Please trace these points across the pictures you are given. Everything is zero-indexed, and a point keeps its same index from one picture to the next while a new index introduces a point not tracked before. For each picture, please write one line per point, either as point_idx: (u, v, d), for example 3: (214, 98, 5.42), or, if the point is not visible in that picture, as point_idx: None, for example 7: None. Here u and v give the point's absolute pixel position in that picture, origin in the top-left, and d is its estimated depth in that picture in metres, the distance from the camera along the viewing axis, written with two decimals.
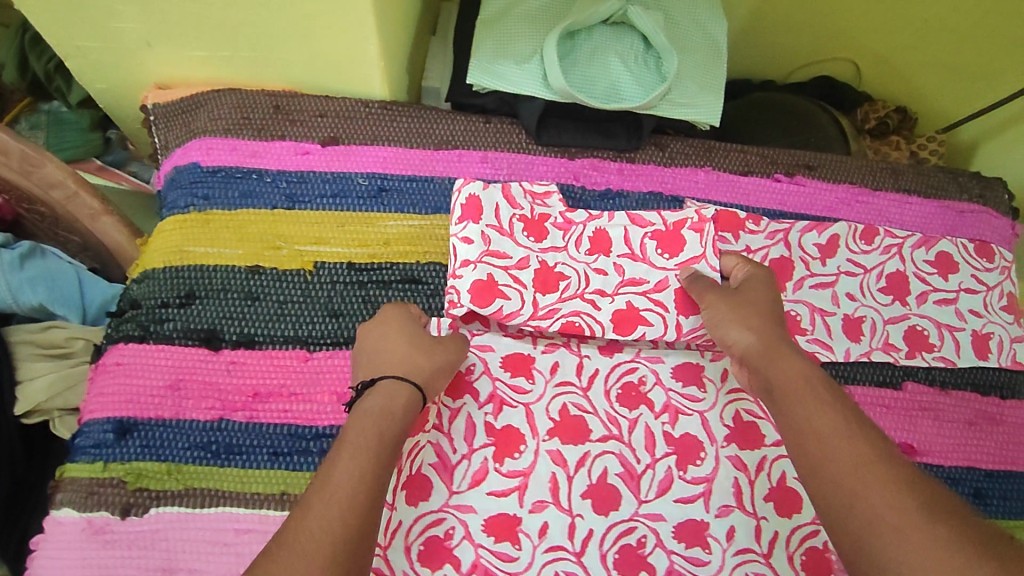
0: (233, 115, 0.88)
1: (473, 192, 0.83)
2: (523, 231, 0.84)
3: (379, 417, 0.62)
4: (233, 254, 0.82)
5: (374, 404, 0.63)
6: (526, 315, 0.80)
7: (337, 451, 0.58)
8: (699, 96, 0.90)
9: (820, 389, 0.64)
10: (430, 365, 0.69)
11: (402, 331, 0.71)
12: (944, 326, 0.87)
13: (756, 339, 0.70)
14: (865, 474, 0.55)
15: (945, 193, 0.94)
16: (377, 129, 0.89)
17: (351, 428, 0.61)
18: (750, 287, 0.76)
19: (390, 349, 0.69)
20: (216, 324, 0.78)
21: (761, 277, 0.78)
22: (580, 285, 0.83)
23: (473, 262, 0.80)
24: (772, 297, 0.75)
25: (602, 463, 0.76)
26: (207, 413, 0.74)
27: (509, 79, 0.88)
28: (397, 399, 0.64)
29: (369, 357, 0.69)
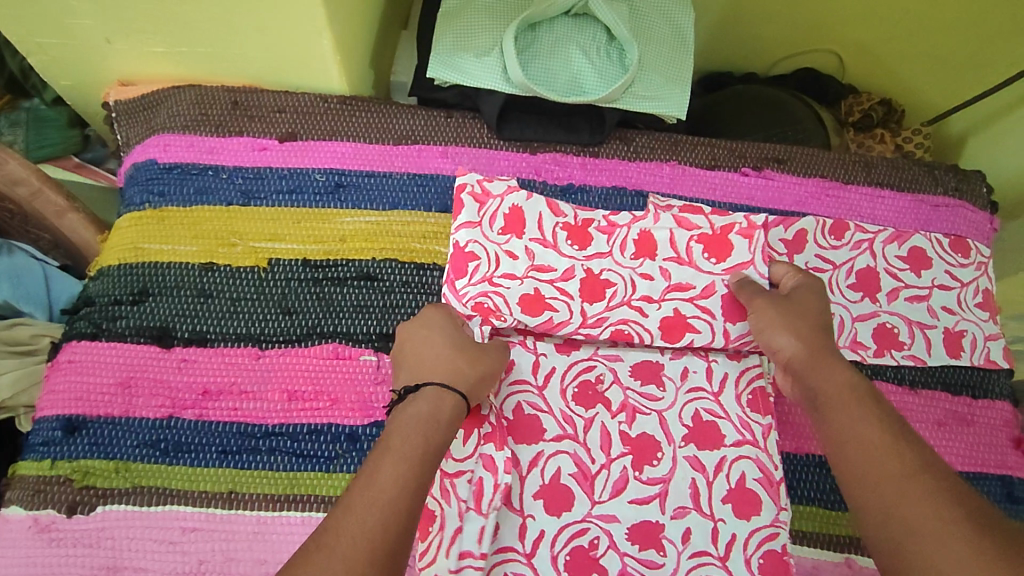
0: (191, 111, 0.88)
1: (516, 203, 0.83)
2: (567, 240, 0.83)
3: (424, 422, 0.61)
4: (188, 251, 0.82)
5: (421, 408, 0.63)
6: (576, 325, 0.79)
7: (380, 453, 0.58)
8: (664, 89, 0.89)
9: (871, 402, 0.64)
10: (474, 371, 0.68)
11: (446, 335, 0.71)
12: (915, 324, 0.84)
13: (807, 351, 0.70)
14: (910, 485, 0.55)
15: (919, 186, 0.92)
16: (336, 124, 0.88)
17: (394, 432, 0.60)
18: (802, 293, 0.75)
19: (434, 353, 0.69)
20: (169, 321, 0.78)
21: (813, 284, 0.77)
22: (627, 291, 0.81)
23: (519, 277, 0.80)
24: (822, 307, 0.75)
25: (555, 463, 0.74)
26: (157, 412, 0.74)
27: (468, 72, 0.86)
28: (440, 403, 0.63)
29: (412, 360, 0.69)
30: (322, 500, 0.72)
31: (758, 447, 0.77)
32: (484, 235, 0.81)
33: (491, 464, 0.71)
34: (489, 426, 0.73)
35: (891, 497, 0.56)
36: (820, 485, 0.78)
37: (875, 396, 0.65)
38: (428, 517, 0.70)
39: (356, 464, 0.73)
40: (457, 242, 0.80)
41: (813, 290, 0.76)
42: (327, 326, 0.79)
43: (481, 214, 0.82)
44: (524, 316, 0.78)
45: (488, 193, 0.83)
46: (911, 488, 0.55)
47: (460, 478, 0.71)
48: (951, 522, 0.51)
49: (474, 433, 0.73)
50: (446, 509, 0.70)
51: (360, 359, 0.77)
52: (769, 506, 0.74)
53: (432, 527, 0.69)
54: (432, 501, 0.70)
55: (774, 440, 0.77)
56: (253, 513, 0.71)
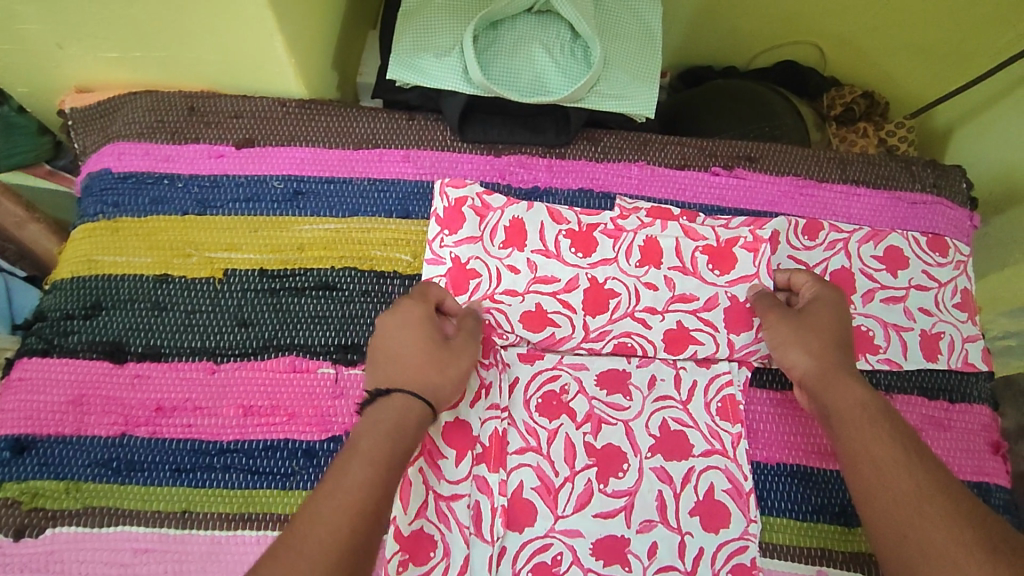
0: (147, 118, 0.85)
1: (517, 215, 0.82)
2: (570, 247, 0.81)
3: (392, 423, 0.61)
4: (142, 263, 0.79)
5: (387, 412, 0.62)
6: (579, 339, 0.78)
7: (349, 455, 0.58)
8: (631, 87, 0.86)
9: (875, 420, 0.66)
10: (443, 378, 0.66)
11: (419, 328, 0.68)
12: (891, 326, 0.82)
13: (819, 370, 0.71)
14: (926, 506, 0.58)
15: (896, 183, 0.89)
16: (295, 129, 0.86)
17: (363, 434, 0.60)
18: (818, 306, 0.75)
19: (404, 350, 0.66)
20: (123, 335, 0.76)
21: (832, 296, 0.75)
22: (631, 302, 0.80)
23: (520, 294, 0.79)
24: (839, 321, 0.74)
25: (518, 476, 0.72)
26: (110, 429, 0.72)
27: (428, 73, 0.84)
28: (405, 406, 0.63)
29: (379, 355, 0.67)
30: (278, 518, 0.70)
31: (727, 457, 0.75)
32: (486, 250, 0.80)
33: (486, 487, 0.71)
34: (481, 447, 0.73)
35: (902, 516, 0.59)
36: (792, 496, 0.75)
37: (890, 416, 0.66)
38: (428, 543, 0.69)
39: (313, 481, 0.71)
40: (458, 258, 0.79)
41: (833, 303, 0.75)
42: (284, 338, 0.77)
43: (483, 228, 0.81)
44: (526, 332, 0.78)
45: (488, 206, 0.82)
46: (919, 505, 0.58)
47: (457, 502, 0.71)
48: (962, 546, 0.54)
49: (468, 455, 0.72)
50: (444, 533, 0.69)
51: (317, 372, 0.75)
52: (738, 518, 0.72)
53: (434, 553, 0.69)
54: (430, 525, 0.69)
55: (744, 450, 0.75)
56: (206, 533, 0.69)
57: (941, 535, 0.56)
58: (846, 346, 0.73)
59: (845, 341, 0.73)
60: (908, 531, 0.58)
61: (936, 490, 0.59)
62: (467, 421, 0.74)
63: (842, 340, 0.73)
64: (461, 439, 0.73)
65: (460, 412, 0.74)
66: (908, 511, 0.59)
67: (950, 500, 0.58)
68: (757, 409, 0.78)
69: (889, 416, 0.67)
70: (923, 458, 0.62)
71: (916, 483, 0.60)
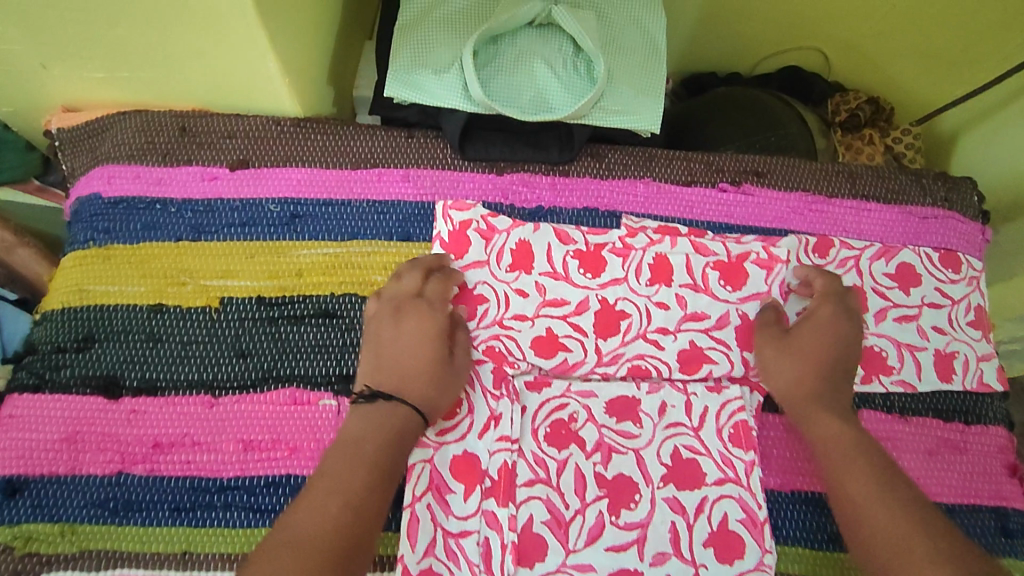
0: (137, 139, 0.82)
1: (523, 237, 0.80)
2: (579, 268, 0.80)
3: (388, 426, 0.65)
4: (135, 292, 0.77)
5: (390, 419, 0.65)
6: (592, 364, 0.77)
7: (351, 457, 0.62)
8: (636, 102, 0.83)
9: (848, 443, 0.67)
10: (444, 398, 0.69)
11: (427, 338, 0.70)
12: (904, 346, 0.80)
13: (805, 398, 0.71)
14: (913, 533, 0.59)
15: (907, 198, 0.87)
16: (291, 149, 0.83)
17: (365, 438, 0.63)
18: (812, 325, 0.74)
19: (408, 357, 0.68)
20: (116, 369, 0.73)
21: (828, 315, 0.74)
22: (643, 322, 0.78)
23: (530, 318, 0.77)
24: (833, 341, 0.73)
25: (528, 509, 0.71)
26: (106, 468, 0.69)
27: (427, 90, 0.81)
28: (398, 414, 0.66)
29: (388, 358, 0.69)
30: None
31: (741, 485, 0.73)
32: (493, 274, 0.78)
33: (495, 522, 0.70)
34: (489, 481, 0.71)
35: (878, 549, 0.60)
36: (804, 523, 0.74)
37: (869, 445, 0.67)
38: None
39: None
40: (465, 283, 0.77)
41: (828, 322, 0.74)
42: (284, 368, 0.74)
43: (489, 251, 0.79)
44: (537, 359, 0.76)
45: (493, 228, 0.80)
46: (890, 532, 0.60)
47: (466, 539, 0.69)
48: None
49: (476, 489, 0.71)
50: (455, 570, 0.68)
51: (319, 404, 0.73)
52: (753, 549, 0.71)
53: None
54: (439, 564, 0.68)
55: (757, 478, 0.73)
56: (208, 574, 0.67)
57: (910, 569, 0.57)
58: (844, 368, 0.72)
59: (845, 362, 0.73)
60: (895, 563, 0.58)
61: (910, 519, 0.60)
62: (475, 453, 0.72)
63: (839, 362, 0.72)
64: (469, 472, 0.72)
65: (468, 444, 0.73)
66: (889, 546, 0.59)
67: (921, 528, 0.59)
68: (768, 434, 0.77)
69: (869, 446, 0.67)
70: (907, 486, 0.63)
71: (885, 509, 0.61)
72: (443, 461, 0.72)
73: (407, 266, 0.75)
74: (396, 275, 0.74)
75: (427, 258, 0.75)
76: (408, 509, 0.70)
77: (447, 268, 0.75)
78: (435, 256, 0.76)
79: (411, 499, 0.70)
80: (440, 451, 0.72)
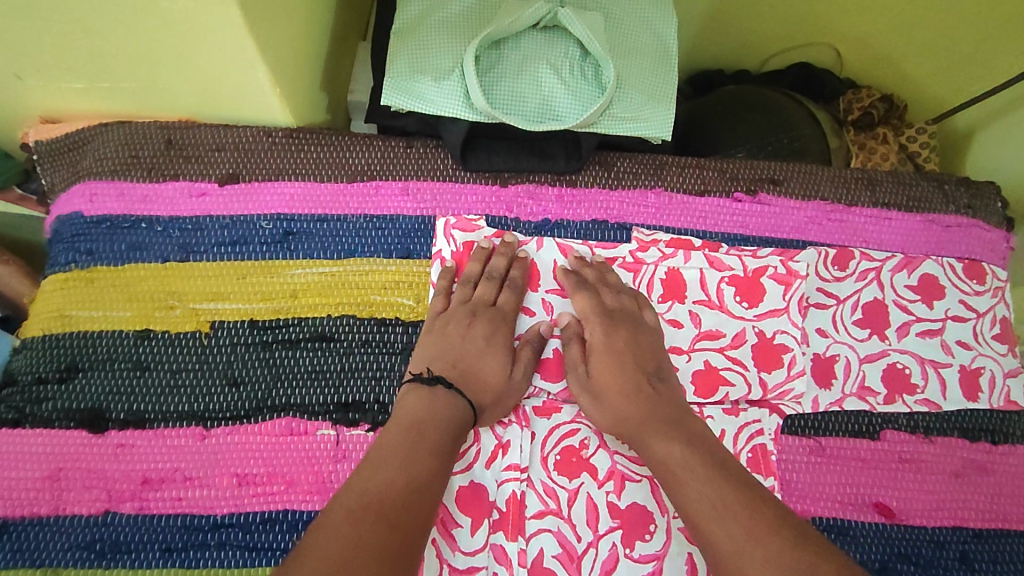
0: (120, 153, 0.78)
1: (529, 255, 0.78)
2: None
3: (446, 413, 0.66)
4: (120, 317, 0.72)
5: (447, 409, 0.66)
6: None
7: (414, 442, 0.62)
8: (647, 108, 0.79)
9: (674, 448, 0.64)
10: (497, 408, 0.70)
11: (498, 345, 0.72)
12: (928, 362, 0.77)
13: (628, 416, 0.68)
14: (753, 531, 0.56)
15: (929, 206, 0.83)
16: (283, 162, 0.79)
17: (425, 422, 0.64)
18: (600, 357, 0.71)
19: (478, 357, 0.70)
20: (101, 401, 0.69)
21: (605, 342, 0.71)
22: None
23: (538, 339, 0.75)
24: (620, 368, 0.70)
25: (538, 543, 0.67)
26: (92, 507, 0.66)
27: (425, 98, 0.76)
28: (453, 406, 0.66)
29: (457, 354, 0.70)
30: None
31: None
32: None
33: (504, 557, 0.67)
34: (498, 513, 0.68)
35: (726, 550, 0.56)
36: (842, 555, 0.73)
37: (702, 453, 0.63)
38: None
39: None
40: None
41: (608, 349, 0.71)
42: (279, 397, 0.71)
43: None
44: (544, 382, 0.74)
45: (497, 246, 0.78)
46: (733, 532, 0.56)
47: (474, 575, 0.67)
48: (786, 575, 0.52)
49: (484, 522, 0.68)
50: None
51: (316, 435, 0.70)
52: None
53: None
54: None
55: None
56: None
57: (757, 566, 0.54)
58: (648, 374, 0.70)
59: (647, 369, 0.70)
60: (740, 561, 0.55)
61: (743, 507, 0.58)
62: (482, 483, 0.69)
63: (641, 374, 0.70)
64: (475, 505, 0.68)
65: (475, 474, 0.69)
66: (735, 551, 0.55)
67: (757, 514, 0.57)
68: (789, 459, 0.73)
69: (698, 443, 0.64)
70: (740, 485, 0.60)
71: (719, 504, 0.59)
72: (448, 493, 0.69)
73: (480, 272, 0.75)
74: (469, 279, 0.75)
75: (499, 263, 0.75)
76: None
77: (520, 280, 0.75)
78: (507, 260, 0.75)
79: None
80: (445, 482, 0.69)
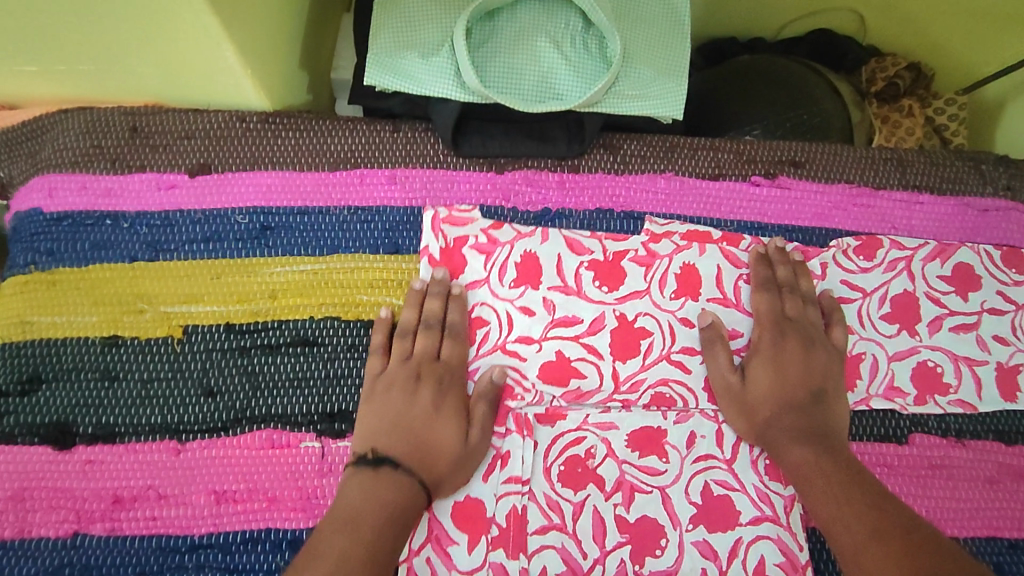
0: (81, 143, 0.71)
1: (529, 247, 0.71)
2: (594, 280, 0.70)
3: (395, 495, 0.58)
4: (86, 323, 0.67)
5: (393, 489, 0.59)
6: (608, 393, 0.68)
7: (350, 540, 0.54)
8: (656, 85, 0.72)
9: (812, 455, 0.62)
10: (453, 477, 0.62)
11: (447, 407, 0.65)
12: (961, 360, 0.71)
13: (772, 419, 0.65)
14: (879, 531, 0.55)
15: (965, 187, 0.77)
16: (259, 151, 0.73)
17: (366, 513, 0.56)
18: (759, 365, 0.67)
19: (425, 424, 0.63)
20: (68, 414, 0.64)
21: (770, 351, 0.68)
22: (665, 342, 0.69)
23: (537, 341, 0.68)
24: (783, 380, 0.67)
25: (541, 561, 0.63)
26: (59, 529, 0.61)
27: (413, 77, 0.69)
28: (403, 484, 0.59)
29: (403, 423, 0.63)
30: None
31: (779, 524, 0.65)
32: (493, 291, 0.70)
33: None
34: (497, 529, 0.63)
35: (847, 544, 0.56)
36: None
37: (836, 458, 0.62)
38: None
39: None
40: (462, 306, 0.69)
41: (770, 360, 0.67)
42: (259, 407, 0.66)
43: (489, 266, 0.70)
44: (547, 387, 0.68)
45: (495, 240, 0.71)
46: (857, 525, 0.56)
47: None
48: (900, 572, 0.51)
49: (482, 540, 0.63)
50: None
51: (300, 447, 0.64)
52: None
53: None
54: None
55: (797, 515, 0.66)
56: None
57: (878, 556, 0.53)
58: (809, 391, 0.66)
59: (809, 385, 0.66)
60: (862, 547, 0.55)
61: (862, 503, 0.58)
62: (480, 499, 0.64)
63: (801, 389, 0.66)
64: (473, 521, 0.63)
65: (472, 488, 0.64)
66: (860, 537, 0.55)
67: (877, 511, 0.57)
68: None
69: (837, 451, 0.62)
70: (871, 488, 0.59)
71: (847, 503, 0.58)
72: (442, 510, 0.64)
73: (416, 322, 0.68)
74: (406, 331, 0.68)
75: (434, 307, 0.68)
76: (405, 564, 0.62)
77: (459, 323, 0.68)
78: (442, 302, 0.68)
79: (408, 553, 0.62)
80: (440, 497, 0.64)
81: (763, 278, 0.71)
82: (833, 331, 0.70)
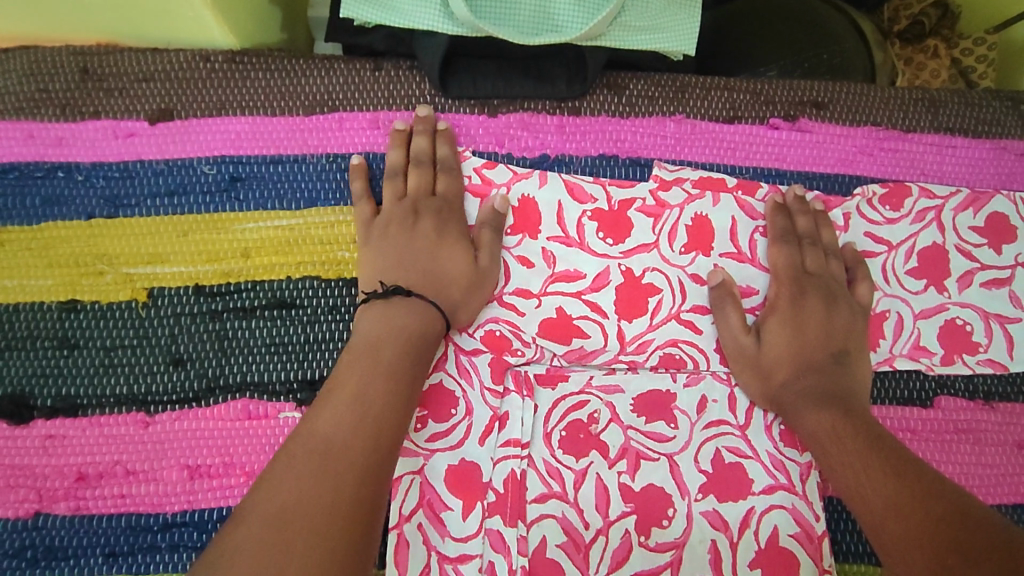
0: (26, 87, 0.64)
1: (527, 193, 0.65)
2: (598, 232, 0.64)
3: (410, 316, 0.57)
4: (41, 287, 0.61)
5: (407, 314, 0.57)
6: (614, 353, 0.63)
7: (366, 369, 0.53)
8: (667, 16, 0.65)
9: (829, 420, 0.57)
10: (466, 300, 0.60)
11: (449, 234, 0.61)
12: (992, 317, 0.66)
13: (786, 379, 0.60)
14: (906, 502, 0.50)
15: (1001, 130, 0.71)
16: (225, 94, 0.66)
17: (382, 338, 0.55)
18: (776, 323, 0.62)
19: (431, 254, 0.60)
20: (23, 386, 0.59)
21: (786, 303, 0.63)
22: (675, 300, 0.64)
23: (536, 296, 0.63)
24: (802, 330, 0.61)
25: (540, 530, 0.58)
26: (20, 508, 0.57)
27: (394, 8, 0.61)
28: (418, 308, 0.57)
29: (408, 254, 0.60)
30: None
31: (795, 493, 0.61)
32: None
33: (502, 545, 0.58)
34: (494, 495, 0.59)
35: (870, 517, 0.52)
36: None
37: (857, 421, 0.57)
38: None
39: None
40: None
41: (785, 318, 0.62)
42: (232, 376, 0.60)
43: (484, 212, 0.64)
44: (549, 344, 0.62)
45: (490, 181, 0.65)
46: (882, 494, 0.51)
47: (466, 565, 0.57)
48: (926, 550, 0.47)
49: (477, 506, 0.59)
50: None
51: (279, 419, 0.59)
52: (809, 565, 0.59)
53: None
54: None
55: (815, 484, 0.61)
56: None
57: (904, 530, 0.49)
58: (829, 353, 0.61)
59: (828, 345, 0.61)
60: (885, 521, 0.50)
61: (881, 472, 0.53)
62: (476, 463, 0.59)
63: (819, 350, 0.61)
64: (467, 487, 0.59)
65: (467, 451, 0.60)
66: (886, 508, 0.51)
67: (897, 481, 0.52)
68: None
69: (858, 416, 0.57)
70: (895, 457, 0.53)
71: (870, 471, 0.53)
72: (435, 474, 0.59)
73: (405, 162, 0.64)
74: (395, 171, 0.64)
75: (422, 144, 0.64)
76: (394, 532, 0.57)
77: (451, 158, 0.64)
78: (429, 139, 0.64)
79: (397, 519, 0.58)
80: (432, 461, 0.59)
81: (777, 228, 0.65)
82: (857, 288, 0.64)
